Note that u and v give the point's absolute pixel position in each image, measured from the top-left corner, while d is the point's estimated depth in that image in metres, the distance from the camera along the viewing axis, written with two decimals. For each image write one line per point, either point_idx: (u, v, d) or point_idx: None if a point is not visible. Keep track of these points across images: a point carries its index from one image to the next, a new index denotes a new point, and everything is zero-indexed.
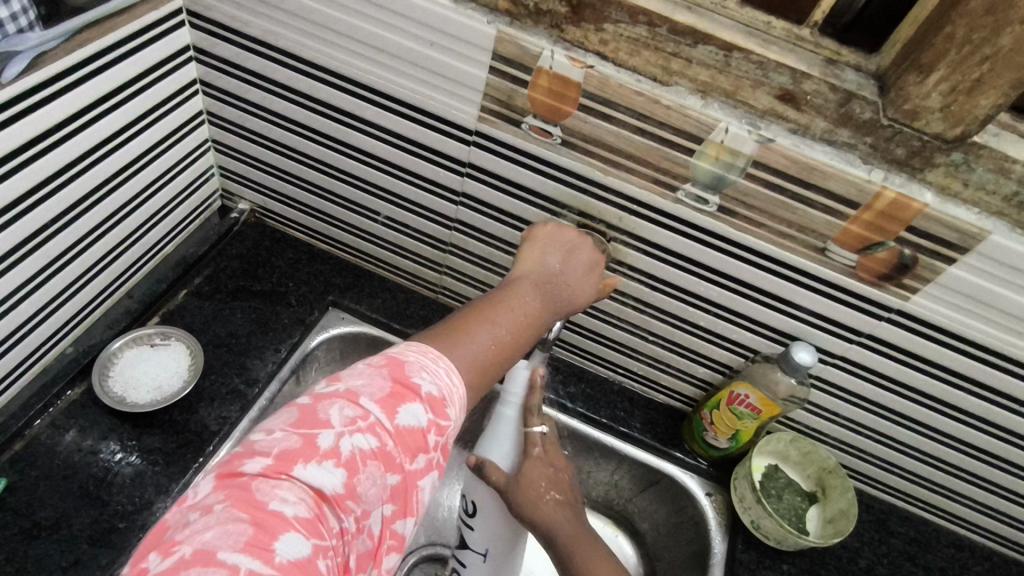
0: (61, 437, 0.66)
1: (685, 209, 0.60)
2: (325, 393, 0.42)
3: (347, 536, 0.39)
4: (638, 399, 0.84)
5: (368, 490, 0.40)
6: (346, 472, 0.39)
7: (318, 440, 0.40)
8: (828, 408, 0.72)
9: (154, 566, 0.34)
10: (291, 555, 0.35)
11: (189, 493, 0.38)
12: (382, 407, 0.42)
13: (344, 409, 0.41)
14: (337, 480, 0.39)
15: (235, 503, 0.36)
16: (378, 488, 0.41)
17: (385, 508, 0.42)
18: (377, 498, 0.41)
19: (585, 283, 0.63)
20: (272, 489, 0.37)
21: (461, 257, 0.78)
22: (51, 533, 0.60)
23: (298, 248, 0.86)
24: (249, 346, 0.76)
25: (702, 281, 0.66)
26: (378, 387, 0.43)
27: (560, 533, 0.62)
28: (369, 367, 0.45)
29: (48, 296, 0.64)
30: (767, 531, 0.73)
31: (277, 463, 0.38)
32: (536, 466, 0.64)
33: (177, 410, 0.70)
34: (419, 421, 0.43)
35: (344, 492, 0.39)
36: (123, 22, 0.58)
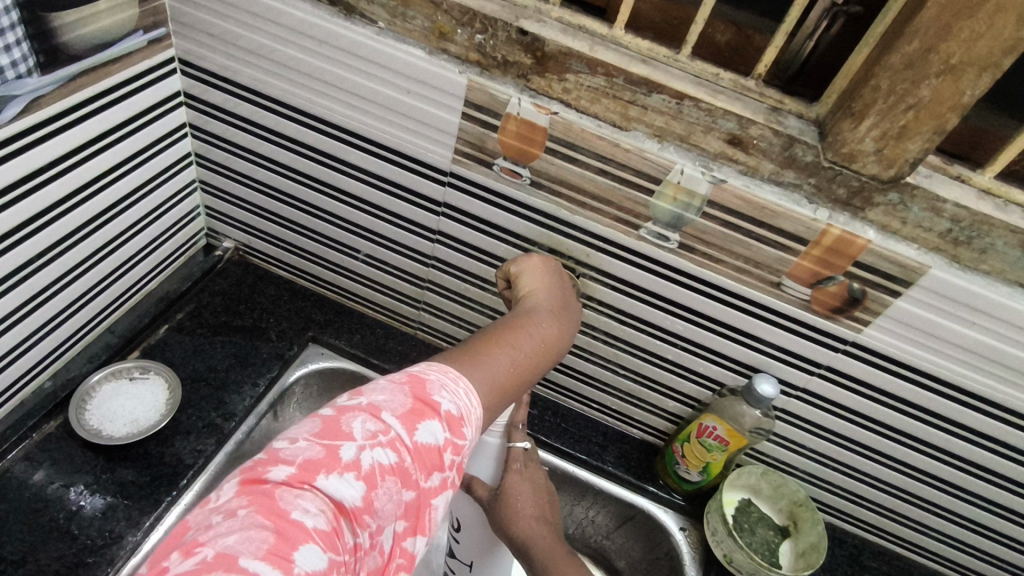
0: (34, 470, 0.66)
1: (647, 245, 0.64)
2: (348, 405, 0.44)
3: (359, 550, 0.40)
4: (612, 433, 0.85)
5: (384, 506, 0.41)
6: (365, 485, 0.40)
7: (341, 453, 0.41)
8: (794, 440, 0.74)
9: (176, 566, 0.35)
10: (309, 567, 0.36)
11: (212, 497, 0.39)
12: (402, 423, 0.43)
13: (366, 422, 0.42)
14: (357, 493, 0.40)
15: (259, 510, 0.37)
16: (393, 503, 0.42)
17: (397, 524, 0.43)
18: (391, 513, 0.42)
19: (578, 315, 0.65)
20: (294, 498, 0.38)
21: (438, 293, 0.80)
22: (18, 568, 0.60)
23: (280, 285, 0.88)
24: (227, 380, 0.77)
25: (667, 315, 0.69)
26: (400, 403, 0.44)
27: (537, 548, 0.63)
28: (392, 382, 0.46)
29: (30, 330, 0.65)
30: (739, 565, 0.73)
31: (300, 473, 0.39)
32: (517, 480, 0.65)
33: (152, 443, 0.70)
34: (437, 439, 0.44)
35: (362, 506, 0.40)
36: (116, 70, 0.62)
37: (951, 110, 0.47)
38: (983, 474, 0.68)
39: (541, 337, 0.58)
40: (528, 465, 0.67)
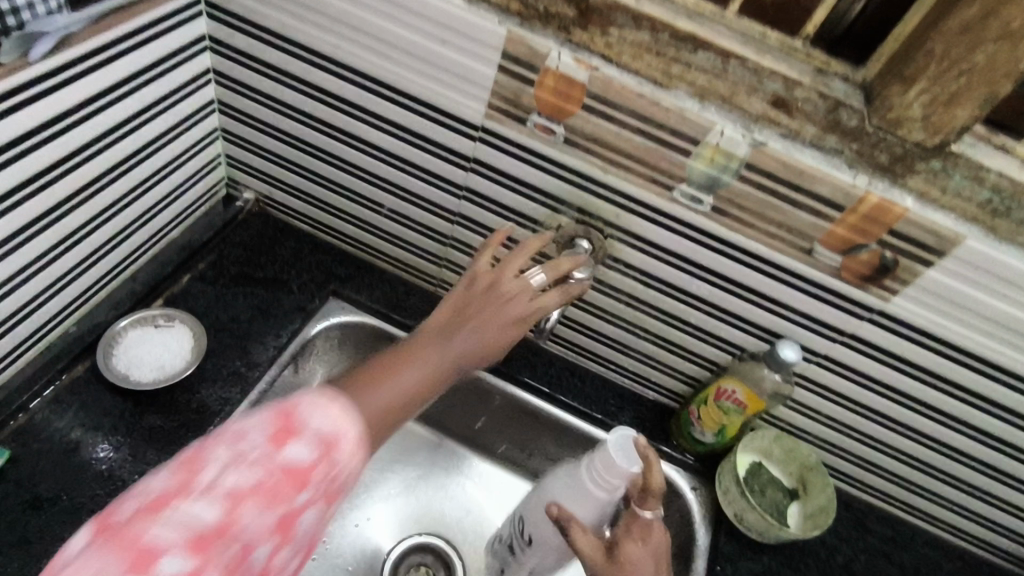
0: (64, 413, 0.67)
1: (680, 207, 0.63)
2: (310, 396, 0.42)
3: None
4: (628, 394, 0.86)
5: (249, 532, 0.38)
6: (222, 514, 0.38)
7: (282, 455, 0.39)
8: (810, 406, 0.75)
9: None
10: None
11: (64, 554, 0.37)
12: (266, 448, 0.39)
13: (228, 450, 0.39)
14: (212, 521, 0.37)
15: (106, 556, 0.36)
16: (259, 529, 0.39)
17: (268, 549, 0.40)
18: (257, 539, 0.39)
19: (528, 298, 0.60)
20: (143, 535, 0.36)
21: (462, 251, 0.80)
22: (53, 505, 0.61)
23: (301, 238, 0.88)
24: (250, 331, 0.78)
25: (694, 279, 0.69)
26: (266, 428, 0.40)
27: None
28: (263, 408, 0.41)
29: (57, 274, 0.65)
30: (750, 524, 0.76)
31: (149, 508, 0.37)
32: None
33: (178, 389, 0.71)
34: (307, 459, 0.40)
35: (218, 535, 0.37)
36: (145, 10, 0.60)
37: (1005, 78, 0.46)
38: (995, 443, 0.69)
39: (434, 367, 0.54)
40: (594, 488, 0.60)
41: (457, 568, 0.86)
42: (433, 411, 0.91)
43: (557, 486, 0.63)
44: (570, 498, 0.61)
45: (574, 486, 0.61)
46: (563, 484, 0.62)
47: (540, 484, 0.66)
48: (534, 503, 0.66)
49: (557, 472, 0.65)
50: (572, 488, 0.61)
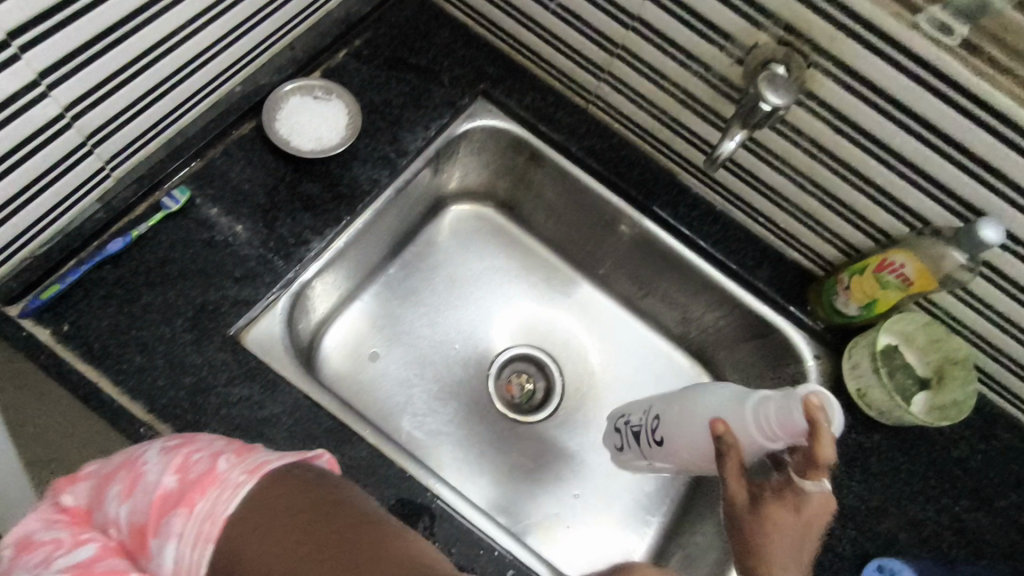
0: (232, 166, 0.71)
1: (918, 39, 0.53)
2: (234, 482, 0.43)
3: (142, 561, 0.42)
4: (769, 251, 0.81)
5: (165, 535, 0.41)
6: (137, 528, 0.43)
7: (170, 507, 0.42)
8: (982, 298, 0.68)
9: (77, 489, 0.48)
10: (77, 558, 0.43)
11: (143, 460, 0.46)
12: (163, 494, 0.43)
13: (123, 492, 0.45)
14: (130, 529, 0.43)
15: (107, 487, 0.46)
16: (171, 545, 0.41)
17: (168, 551, 0.41)
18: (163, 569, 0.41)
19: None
20: (110, 498, 0.45)
21: (630, 64, 0.73)
22: (225, 247, 0.67)
23: (455, 29, 0.82)
24: (402, 118, 0.77)
25: (899, 132, 0.60)
26: (161, 483, 0.44)
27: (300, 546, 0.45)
28: (180, 458, 0.45)
29: (232, 25, 0.64)
30: (871, 401, 0.73)
31: (117, 515, 0.44)
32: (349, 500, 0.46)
33: (333, 163, 0.73)
34: (167, 546, 0.41)
35: (135, 542, 0.43)
36: None
37: None
38: None
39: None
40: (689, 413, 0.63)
41: (558, 388, 0.89)
42: (552, 231, 0.92)
43: (719, 405, 0.60)
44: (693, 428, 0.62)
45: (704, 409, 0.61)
46: (730, 403, 0.59)
47: (691, 398, 0.64)
48: (681, 403, 0.65)
49: (707, 397, 0.62)
50: (739, 422, 0.57)
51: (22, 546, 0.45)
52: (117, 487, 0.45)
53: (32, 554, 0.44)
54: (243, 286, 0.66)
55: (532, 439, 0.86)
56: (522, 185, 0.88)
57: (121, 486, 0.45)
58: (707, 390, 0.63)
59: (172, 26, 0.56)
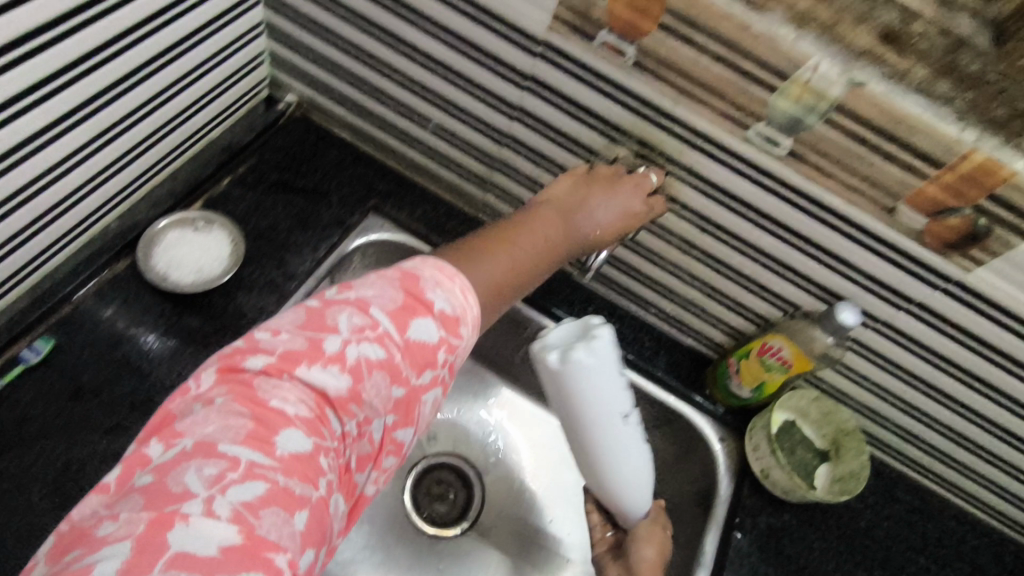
0: (106, 307, 0.68)
1: (752, 149, 0.57)
2: (433, 275, 0.52)
3: (347, 439, 0.46)
4: (664, 338, 0.83)
5: (372, 398, 0.47)
6: (351, 377, 0.46)
7: (223, 449, 0.41)
8: (859, 370, 0.72)
9: (154, 460, 0.41)
10: (291, 447, 0.43)
11: (199, 480, 0.40)
12: (247, 446, 0.42)
13: (202, 468, 0.40)
14: (341, 383, 0.46)
15: (235, 398, 0.44)
16: (382, 397, 0.48)
17: (387, 418, 0.49)
18: (380, 407, 0.48)
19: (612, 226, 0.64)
20: (273, 388, 0.44)
21: (509, 175, 0.76)
22: (95, 396, 0.64)
23: (343, 147, 0.84)
24: (288, 242, 0.76)
25: (753, 228, 0.64)
26: (236, 430, 0.42)
27: (516, 258, 0.60)
28: (299, 327, 0.47)
29: (97, 168, 0.64)
30: (776, 481, 0.74)
31: (277, 363, 0.45)
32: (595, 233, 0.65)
33: (216, 294, 0.71)
34: (303, 445, 0.43)
35: (347, 395, 0.46)
36: None
37: None
38: None
39: (516, 252, 0.60)
40: (622, 447, 0.63)
41: (477, 494, 0.87)
42: None
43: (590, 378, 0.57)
44: (592, 436, 0.61)
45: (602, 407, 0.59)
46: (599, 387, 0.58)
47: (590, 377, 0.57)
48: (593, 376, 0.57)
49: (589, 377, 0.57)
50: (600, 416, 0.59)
51: (204, 450, 0.41)
52: (212, 469, 0.40)
53: (191, 520, 0.39)
54: (114, 436, 0.62)
55: (450, 555, 0.82)
56: None
57: (217, 466, 0.40)
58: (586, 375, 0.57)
59: (23, 181, 0.56)
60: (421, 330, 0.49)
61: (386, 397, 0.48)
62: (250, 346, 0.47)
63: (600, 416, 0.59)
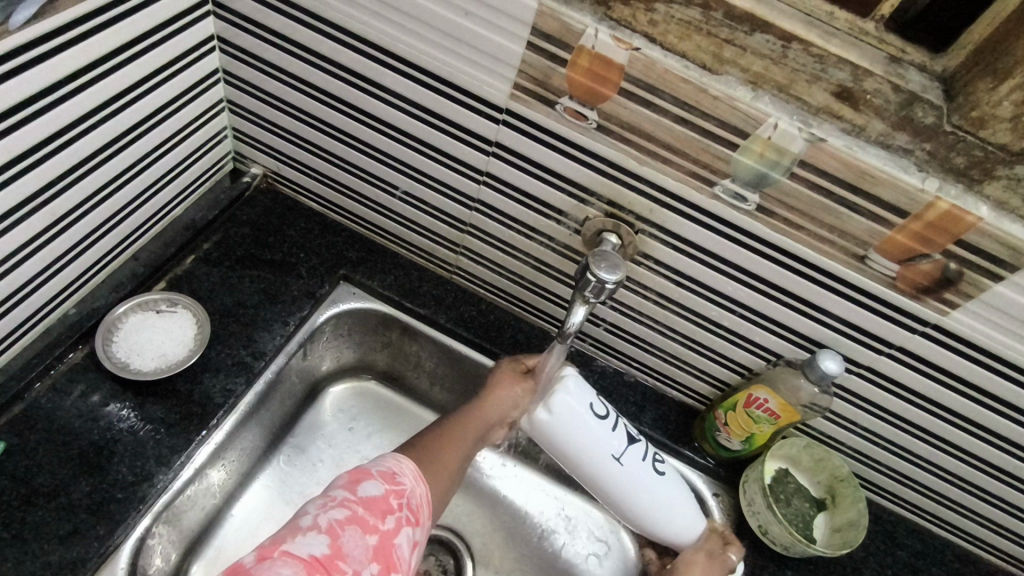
0: (61, 401, 0.64)
1: (721, 204, 0.57)
2: (386, 457, 0.60)
3: None
4: (649, 393, 0.82)
5: (352, 550, 0.52)
6: (329, 537, 0.52)
7: None
8: (847, 416, 0.71)
9: None
10: None
11: None
12: None
13: None
14: (323, 545, 0.51)
15: None
16: (361, 548, 0.52)
17: (372, 567, 0.52)
18: (362, 557, 0.52)
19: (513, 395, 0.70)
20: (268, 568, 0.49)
21: (480, 238, 0.75)
22: (50, 500, 0.59)
23: (311, 217, 0.83)
24: (257, 318, 0.74)
25: (730, 281, 0.63)
26: None
27: (453, 453, 0.66)
28: (275, 550, 0.50)
29: (53, 256, 0.62)
30: (774, 537, 0.72)
31: (266, 550, 0.50)
32: (529, 388, 0.70)
33: (181, 379, 0.68)
34: None
35: (331, 553, 0.51)
36: None
37: None
38: None
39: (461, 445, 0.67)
40: (625, 476, 0.65)
41: (467, 567, 0.79)
42: (428, 389, 0.85)
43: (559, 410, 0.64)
44: (591, 464, 0.65)
45: (576, 436, 0.64)
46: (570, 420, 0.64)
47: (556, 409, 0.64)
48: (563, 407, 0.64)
49: (558, 409, 0.64)
50: (579, 442, 0.64)
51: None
52: None
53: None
54: (70, 544, 0.58)
55: None
56: (387, 351, 0.84)
57: None
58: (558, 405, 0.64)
59: None
60: (370, 487, 0.56)
61: (364, 547, 0.52)
62: (250, 556, 0.50)
63: (580, 445, 0.64)
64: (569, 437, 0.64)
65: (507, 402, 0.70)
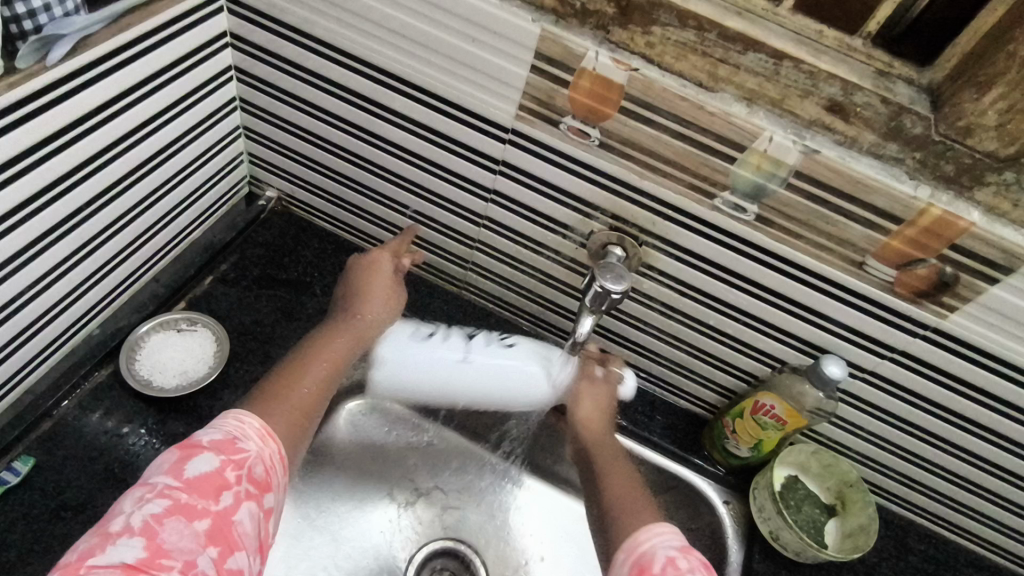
0: (87, 419, 0.67)
1: (721, 216, 0.59)
2: (212, 425, 0.52)
3: None
4: (658, 402, 0.83)
5: (177, 541, 0.44)
6: (143, 538, 0.43)
7: None
8: (854, 422, 0.72)
9: None
10: None
11: None
12: None
13: None
14: (135, 549, 0.43)
15: None
16: (188, 536, 0.44)
17: (210, 550, 0.45)
18: (194, 544, 0.44)
19: (384, 296, 0.72)
20: None
21: (488, 254, 0.77)
22: (77, 514, 0.61)
23: (324, 238, 0.86)
24: (274, 335, 0.76)
25: (733, 290, 0.65)
26: None
27: (304, 373, 0.62)
28: (99, 534, 0.44)
29: (81, 278, 0.65)
30: (785, 542, 0.73)
31: (68, 573, 0.41)
32: (395, 284, 0.73)
33: (201, 395, 0.70)
34: None
35: (147, 555, 0.43)
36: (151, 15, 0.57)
37: None
38: None
39: (331, 355, 0.65)
40: (502, 378, 0.71)
41: None
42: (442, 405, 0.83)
43: (425, 357, 0.72)
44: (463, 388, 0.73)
45: (448, 366, 0.72)
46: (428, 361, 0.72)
47: (406, 359, 0.72)
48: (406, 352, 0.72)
49: (414, 355, 0.72)
50: (449, 374, 0.72)
51: None
52: None
53: None
54: None
55: None
56: None
57: None
58: (408, 350, 0.72)
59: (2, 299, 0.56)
60: (200, 465, 0.47)
61: (192, 536, 0.44)
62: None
63: (458, 370, 0.71)
64: (445, 375, 0.72)
65: (375, 306, 0.71)
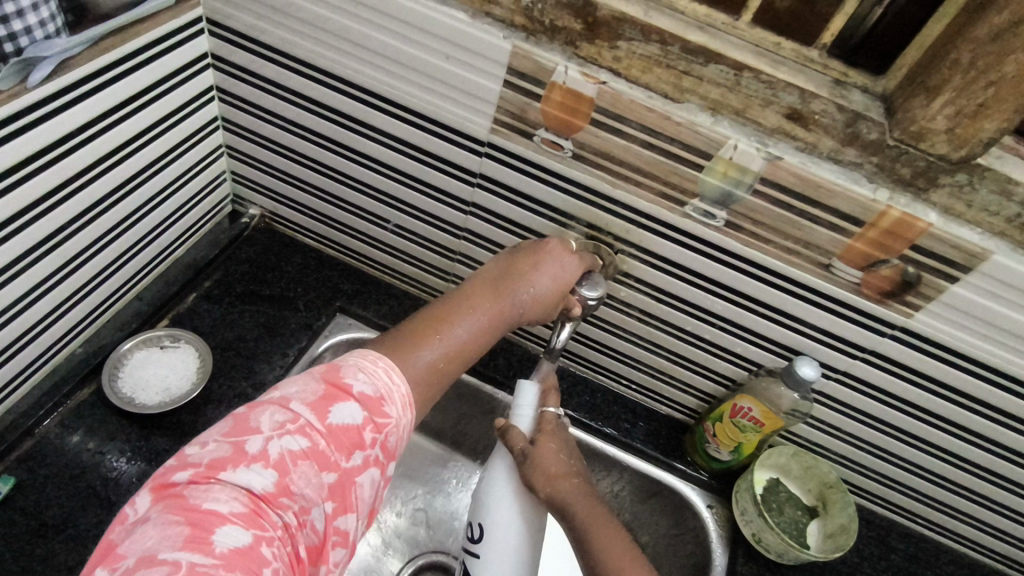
0: (68, 439, 0.67)
1: (691, 222, 0.61)
2: (357, 362, 0.50)
3: (290, 530, 0.42)
4: (640, 409, 0.84)
5: (304, 488, 0.43)
6: (277, 472, 0.43)
7: None
8: (831, 423, 0.73)
9: None
10: None
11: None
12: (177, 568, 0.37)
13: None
14: (268, 479, 0.42)
15: (169, 509, 0.40)
16: (315, 486, 0.44)
17: (326, 505, 0.45)
18: (316, 496, 0.44)
19: (550, 261, 0.62)
20: (204, 492, 0.41)
21: (469, 265, 0.79)
22: (58, 533, 0.61)
23: (307, 253, 0.87)
24: (257, 351, 0.77)
25: (707, 295, 0.67)
26: (171, 540, 0.38)
27: (470, 326, 0.58)
28: (230, 438, 0.44)
29: (64, 295, 0.65)
30: (768, 544, 0.73)
31: (207, 470, 0.42)
32: (564, 259, 0.63)
33: (184, 411, 0.70)
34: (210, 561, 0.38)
35: (276, 490, 0.42)
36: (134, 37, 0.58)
37: None
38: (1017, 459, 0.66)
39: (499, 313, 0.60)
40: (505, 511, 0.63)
41: None
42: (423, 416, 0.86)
43: None
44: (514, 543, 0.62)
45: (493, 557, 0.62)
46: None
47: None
48: None
49: None
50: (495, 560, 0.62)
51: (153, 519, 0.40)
52: None
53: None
54: None
55: None
56: None
57: None
58: None
59: None
60: (344, 414, 0.46)
61: (318, 485, 0.44)
62: (178, 461, 0.43)
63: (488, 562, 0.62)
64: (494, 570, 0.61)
65: (534, 280, 0.61)
